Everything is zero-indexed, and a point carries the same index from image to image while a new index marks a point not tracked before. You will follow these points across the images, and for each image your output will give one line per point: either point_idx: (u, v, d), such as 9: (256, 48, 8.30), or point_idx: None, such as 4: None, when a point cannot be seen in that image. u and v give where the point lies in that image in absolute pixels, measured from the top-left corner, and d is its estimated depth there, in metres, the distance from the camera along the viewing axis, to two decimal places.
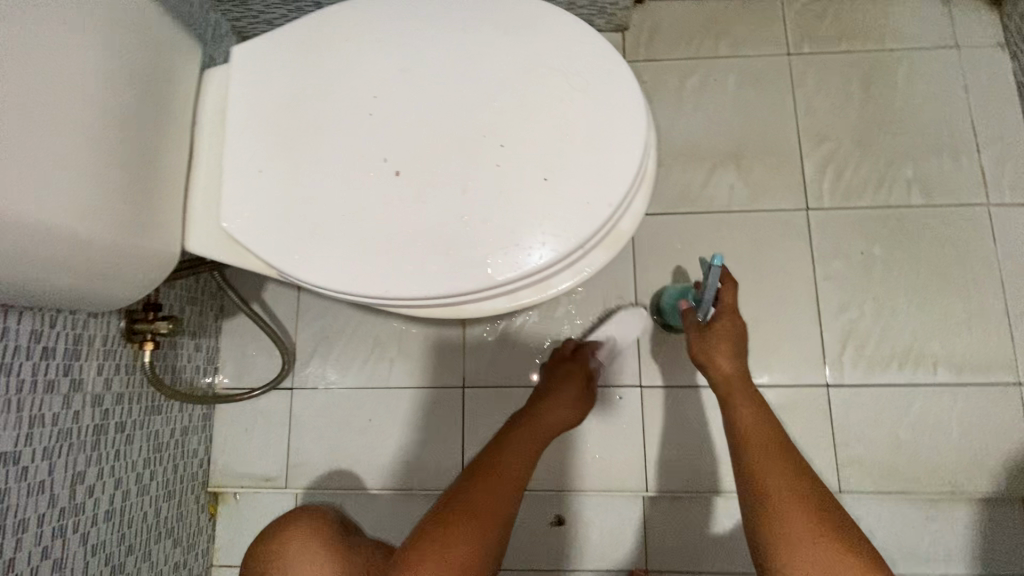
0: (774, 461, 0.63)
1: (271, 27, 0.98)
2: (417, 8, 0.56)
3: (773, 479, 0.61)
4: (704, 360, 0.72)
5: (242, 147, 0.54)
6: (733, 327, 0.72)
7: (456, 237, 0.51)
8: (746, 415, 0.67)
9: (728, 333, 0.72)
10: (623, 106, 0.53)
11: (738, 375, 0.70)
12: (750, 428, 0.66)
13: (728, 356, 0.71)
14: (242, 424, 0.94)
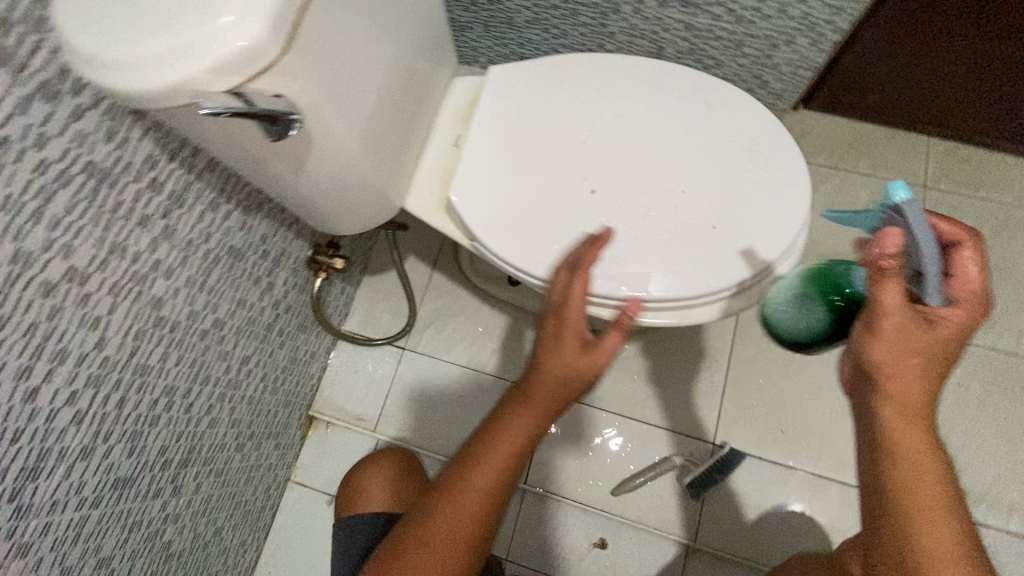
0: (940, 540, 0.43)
1: (474, 53, 1.16)
2: (640, 70, 0.70)
3: (946, 564, 0.42)
4: (887, 365, 0.44)
5: (478, 140, 0.68)
6: (958, 329, 0.44)
7: (630, 251, 0.62)
8: (922, 463, 0.44)
9: (949, 334, 0.44)
10: (792, 187, 0.64)
11: (924, 387, 0.44)
12: (909, 489, 0.44)
13: (919, 368, 0.44)
14: (354, 366, 1.08)
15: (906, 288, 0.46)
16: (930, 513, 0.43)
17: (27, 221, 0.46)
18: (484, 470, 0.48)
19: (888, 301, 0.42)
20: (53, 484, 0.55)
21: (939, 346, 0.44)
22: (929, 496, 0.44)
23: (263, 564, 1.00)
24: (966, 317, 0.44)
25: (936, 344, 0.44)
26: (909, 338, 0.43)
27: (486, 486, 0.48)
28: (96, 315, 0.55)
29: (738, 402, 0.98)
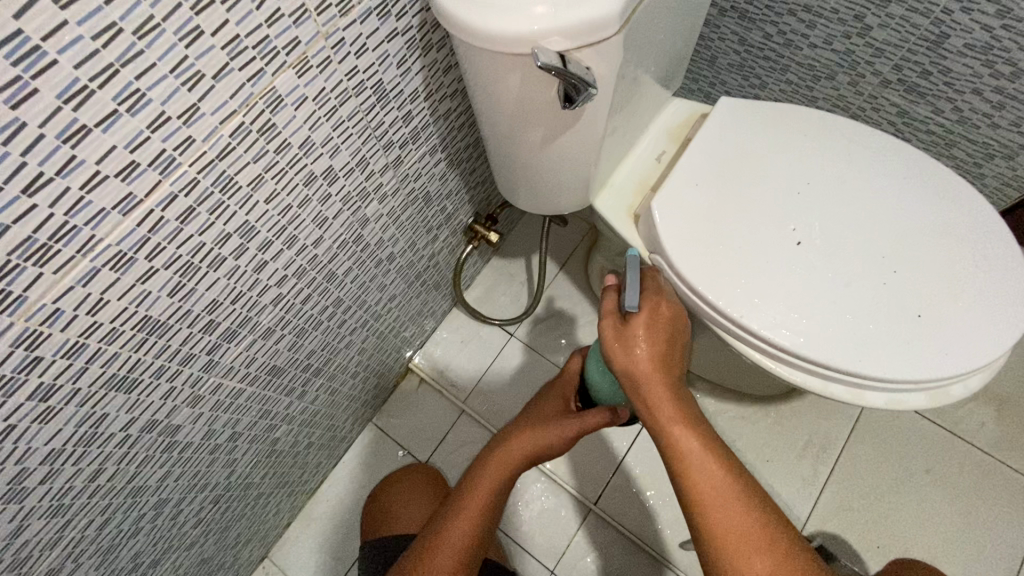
0: (714, 488, 0.47)
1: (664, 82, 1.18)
2: (873, 143, 0.70)
3: (725, 510, 0.46)
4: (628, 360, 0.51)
5: (693, 162, 0.70)
6: (666, 314, 0.53)
7: (822, 313, 0.62)
8: (695, 458, 0.48)
9: (654, 324, 0.52)
10: (1013, 301, 0.61)
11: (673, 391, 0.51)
12: (685, 454, 0.48)
13: (662, 371, 0.51)
14: (461, 337, 1.11)
15: (613, 302, 0.54)
16: (711, 501, 0.47)
17: (323, 115, 0.50)
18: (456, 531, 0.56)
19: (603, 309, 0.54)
20: (236, 352, 0.59)
21: (662, 344, 0.51)
22: (709, 488, 0.47)
23: (325, 490, 1.04)
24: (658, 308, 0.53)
25: (656, 340, 0.51)
26: (616, 338, 0.52)
27: (455, 545, 0.55)
28: (325, 216, 0.59)
29: (837, 502, 0.92)
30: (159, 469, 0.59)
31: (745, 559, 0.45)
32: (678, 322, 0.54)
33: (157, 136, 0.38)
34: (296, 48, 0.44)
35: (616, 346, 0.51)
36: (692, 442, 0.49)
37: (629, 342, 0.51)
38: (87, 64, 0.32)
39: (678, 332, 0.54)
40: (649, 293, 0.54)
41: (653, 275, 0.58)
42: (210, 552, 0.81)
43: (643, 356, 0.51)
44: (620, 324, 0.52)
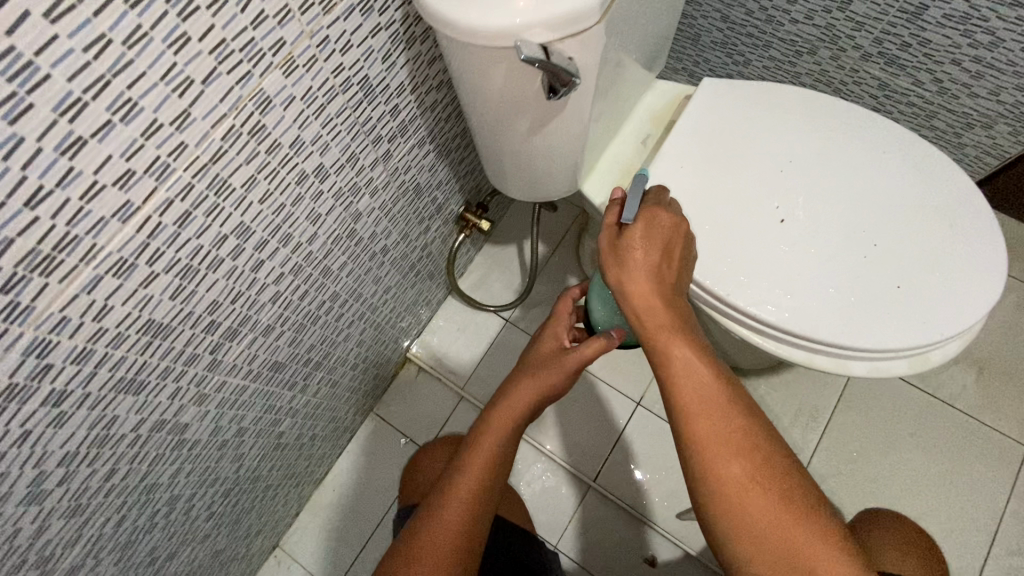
0: (702, 389, 0.48)
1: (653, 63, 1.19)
2: (852, 119, 0.71)
3: (709, 410, 0.47)
4: (623, 268, 0.51)
5: (676, 147, 0.72)
6: (664, 225, 0.52)
7: (804, 287, 0.64)
8: (683, 362, 0.48)
9: (652, 235, 0.52)
10: (988, 268, 0.63)
11: (667, 299, 0.50)
12: (674, 357, 0.49)
13: (656, 280, 0.51)
14: (457, 324, 1.13)
15: (612, 215, 0.55)
16: (697, 402, 0.47)
17: (312, 114, 0.51)
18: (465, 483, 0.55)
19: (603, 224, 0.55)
20: (239, 350, 0.60)
21: (657, 252, 0.51)
22: (694, 391, 0.48)
23: (330, 479, 1.06)
24: (656, 219, 0.53)
25: (652, 250, 0.51)
26: (613, 248, 0.53)
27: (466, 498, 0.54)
28: (318, 213, 0.59)
29: (829, 467, 0.96)
30: (170, 466, 0.61)
31: (721, 456, 0.46)
32: (678, 232, 0.53)
33: (152, 143, 0.39)
34: (283, 50, 0.44)
35: (611, 257, 0.52)
36: (683, 346, 0.49)
37: (624, 253, 0.52)
38: (79, 77, 0.33)
39: (679, 243, 0.53)
40: (648, 207, 0.55)
41: (657, 191, 0.58)
42: (224, 544, 0.83)
43: (637, 266, 0.51)
44: (616, 236, 0.53)
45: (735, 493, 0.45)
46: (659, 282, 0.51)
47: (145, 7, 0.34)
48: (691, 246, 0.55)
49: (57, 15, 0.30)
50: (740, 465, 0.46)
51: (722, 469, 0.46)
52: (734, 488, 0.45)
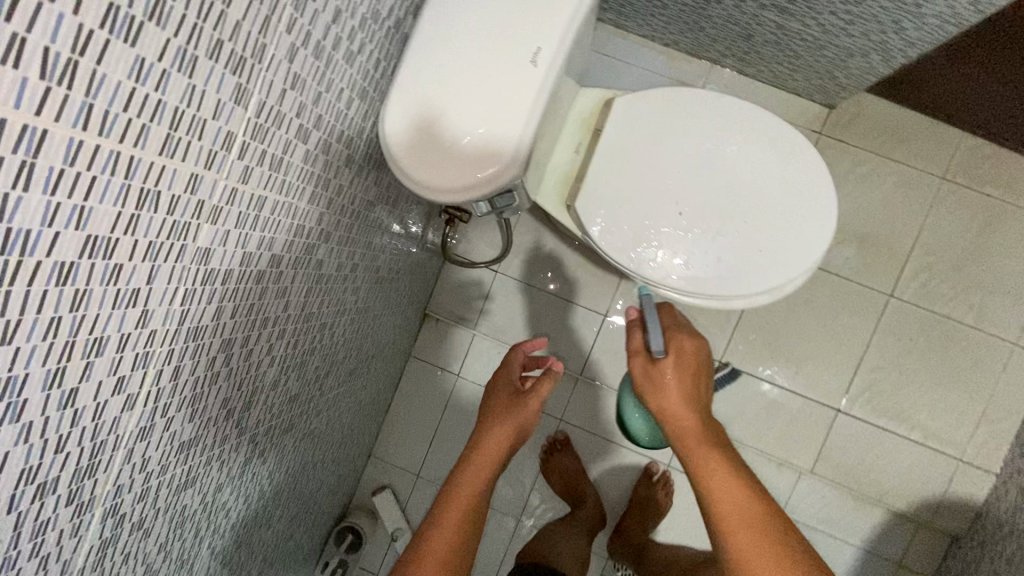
0: (728, 493, 0.74)
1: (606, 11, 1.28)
2: (732, 115, 0.92)
3: (736, 508, 0.73)
4: (658, 388, 0.82)
5: (600, 163, 0.93)
6: (688, 353, 0.82)
7: (698, 261, 0.92)
8: (716, 473, 0.75)
9: (678, 364, 0.81)
10: (822, 224, 0.91)
11: (691, 415, 0.80)
12: (707, 469, 0.76)
13: (685, 403, 0.81)
14: (458, 280, 1.44)
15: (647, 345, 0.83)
16: (724, 501, 0.74)
17: (344, 247, 0.75)
18: (469, 491, 0.88)
19: (636, 348, 0.84)
20: (332, 379, 0.92)
21: (684, 378, 0.81)
22: (724, 497, 0.74)
23: (394, 407, 1.48)
24: (684, 350, 0.82)
25: (683, 378, 0.81)
26: (654, 375, 0.82)
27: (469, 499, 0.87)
28: (358, 287, 0.86)
29: (742, 335, 1.36)
30: (311, 449, 0.98)
31: (753, 550, 0.70)
32: (696, 354, 0.83)
33: (277, 328, 0.65)
34: (324, 234, 0.67)
35: (649, 379, 0.82)
36: (715, 462, 0.76)
37: (662, 380, 0.81)
38: (246, 326, 0.58)
39: (697, 364, 0.83)
40: (672, 336, 0.83)
41: (672, 319, 0.87)
42: (342, 466, 1.26)
43: (669, 388, 0.81)
44: (648, 362, 0.83)
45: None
46: (686, 399, 0.81)
47: (264, 278, 0.58)
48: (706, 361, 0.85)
49: (234, 313, 0.55)
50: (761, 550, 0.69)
51: (749, 557, 0.69)
52: None
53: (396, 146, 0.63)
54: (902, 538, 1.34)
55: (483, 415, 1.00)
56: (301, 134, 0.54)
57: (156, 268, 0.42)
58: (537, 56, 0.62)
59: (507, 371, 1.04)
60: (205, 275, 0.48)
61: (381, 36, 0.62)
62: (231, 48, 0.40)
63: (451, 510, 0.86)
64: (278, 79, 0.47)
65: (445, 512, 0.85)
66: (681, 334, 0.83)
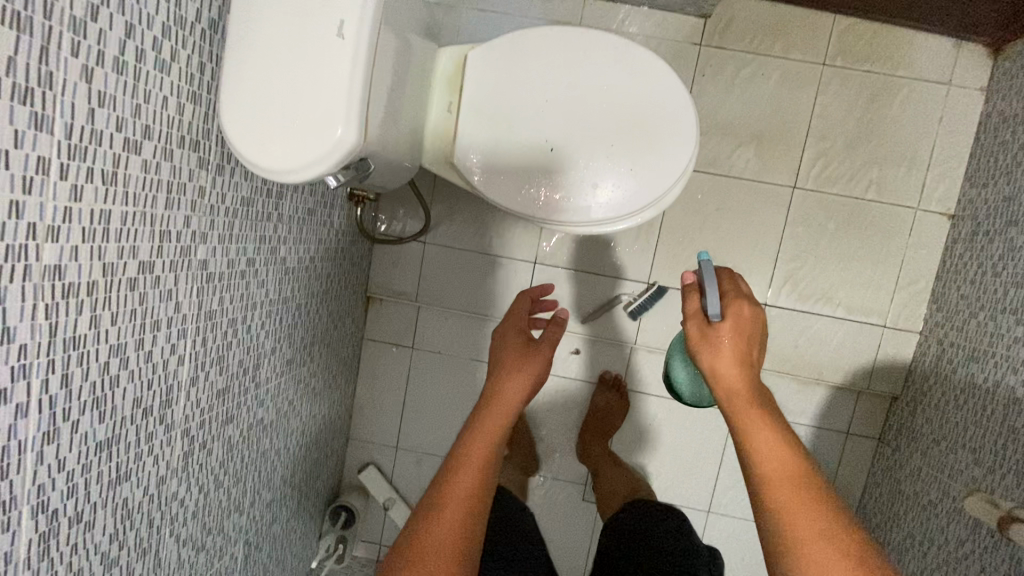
0: (782, 468, 0.72)
1: None
2: (581, 46, 0.96)
3: (785, 478, 0.72)
4: (714, 353, 0.80)
5: (468, 117, 0.98)
6: (746, 315, 0.80)
7: (577, 190, 0.98)
8: (769, 442, 0.74)
9: (736, 326, 0.80)
10: (685, 130, 0.96)
11: (748, 382, 0.78)
12: (761, 439, 0.75)
13: (741, 370, 0.79)
14: (390, 257, 1.49)
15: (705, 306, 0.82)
16: (774, 469, 0.73)
17: (231, 245, 0.80)
18: (484, 441, 0.86)
19: (692, 310, 0.84)
20: (266, 370, 0.99)
21: (740, 342, 0.79)
22: (774, 462, 0.73)
23: (360, 389, 1.56)
24: (748, 310, 0.81)
25: (738, 342, 0.80)
26: (711, 338, 0.81)
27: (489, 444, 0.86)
28: (264, 280, 0.92)
29: (665, 254, 1.42)
30: (267, 438, 1.05)
31: (800, 525, 0.69)
32: (755, 319, 0.81)
33: (173, 329, 0.71)
34: (199, 234, 0.73)
35: (702, 343, 0.81)
36: (767, 430, 0.75)
37: (717, 346, 0.80)
38: (135, 332, 0.64)
39: (755, 332, 0.81)
40: (732, 297, 0.82)
41: (730, 283, 0.85)
42: (315, 451, 1.34)
43: (722, 352, 0.79)
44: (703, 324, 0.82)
45: (807, 551, 0.67)
46: (741, 367, 0.79)
47: (139, 285, 0.63)
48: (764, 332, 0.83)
49: (115, 320, 0.61)
50: (813, 522, 0.69)
51: (796, 528, 0.69)
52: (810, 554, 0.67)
53: (237, 139, 0.67)
54: (844, 408, 1.45)
55: (494, 366, 1.01)
56: (129, 146, 0.58)
57: (4, 289, 0.47)
58: (342, 28, 0.67)
59: (517, 316, 1.09)
60: (64, 289, 0.53)
61: (196, 40, 0.65)
62: (12, 82, 0.45)
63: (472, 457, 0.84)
64: (79, 101, 0.51)
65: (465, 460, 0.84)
66: (742, 296, 0.82)
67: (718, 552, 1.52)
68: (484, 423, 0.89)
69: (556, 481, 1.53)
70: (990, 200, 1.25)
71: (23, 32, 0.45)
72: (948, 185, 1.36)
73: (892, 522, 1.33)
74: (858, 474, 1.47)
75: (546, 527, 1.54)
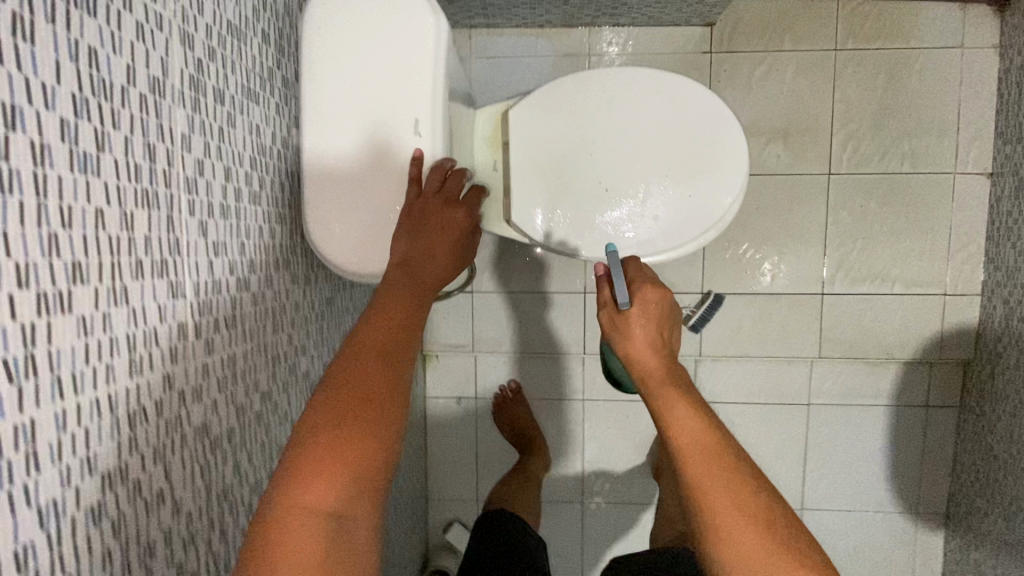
0: (708, 464, 0.61)
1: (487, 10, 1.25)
2: (617, 84, 0.96)
3: (711, 473, 0.61)
4: (625, 341, 0.70)
5: (518, 174, 0.98)
6: (651, 299, 0.71)
7: (638, 227, 0.97)
8: (687, 428, 0.63)
9: (644, 309, 0.71)
10: (735, 149, 0.96)
11: (660, 364, 0.68)
12: (681, 427, 0.63)
13: (652, 350, 0.69)
14: (440, 312, 1.48)
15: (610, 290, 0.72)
16: (694, 455, 0.62)
17: (324, 348, 0.80)
18: (367, 370, 0.57)
19: (602, 297, 0.74)
20: None
21: (652, 324, 0.70)
22: (693, 448, 0.62)
23: (431, 449, 1.54)
24: (652, 291, 0.72)
25: (649, 326, 0.70)
26: (621, 322, 0.71)
27: (374, 368, 0.58)
28: None
29: (713, 262, 1.41)
30: None
31: (730, 521, 0.58)
32: (664, 302, 0.72)
33: None
34: (301, 346, 0.72)
35: (614, 332, 0.71)
36: (684, 414, 0.64)
37: (625, 332, 0.70)
38: (266, 463, 0.64)
39: (666, 312, 0.72)
40: (637, 284, 0.73)
41: (636, 271, 0.77)
42: (401, 520, 1.33)
43: (633, 336, 0.70)
44: (613, 313, 0.72)
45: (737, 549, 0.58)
46: (658, 350, 0.69)
47: (263, 416, 0.63)
48: (677, 312, 0.74)
49: (251, 458, 0.60)
50: (738, 514, 0.59)
51: (726, 525, 0.59)
52: (744, 550, 0.58)
53: (340, 256, 0.72)
54: (918, 382, 1.43)
55: (409, 235, 0.67)
56: (241, 284, 0.58)
57: (168, 464, 0.47)
58: (418, 125, 0.70)
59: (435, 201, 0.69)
60: (212, 443, 0.53)
61: (274, 163, 0.66)
62: (151, 259, 0.45)
63: (356, 389, 0.56)
64: (200, 256, 0.51)
65: (343, 402, 0.55)
66: (648, 282, 0.73)
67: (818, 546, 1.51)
68: (370, 339, 0.59)
69: (612, 505, 1.50)
70: None
71: (153, 207, 0.45)
72: (981, 145, 1.36)
73: (989, 489, 1.32)
74: (944, 444, 1.46)
75: (597, 549, 1.51)
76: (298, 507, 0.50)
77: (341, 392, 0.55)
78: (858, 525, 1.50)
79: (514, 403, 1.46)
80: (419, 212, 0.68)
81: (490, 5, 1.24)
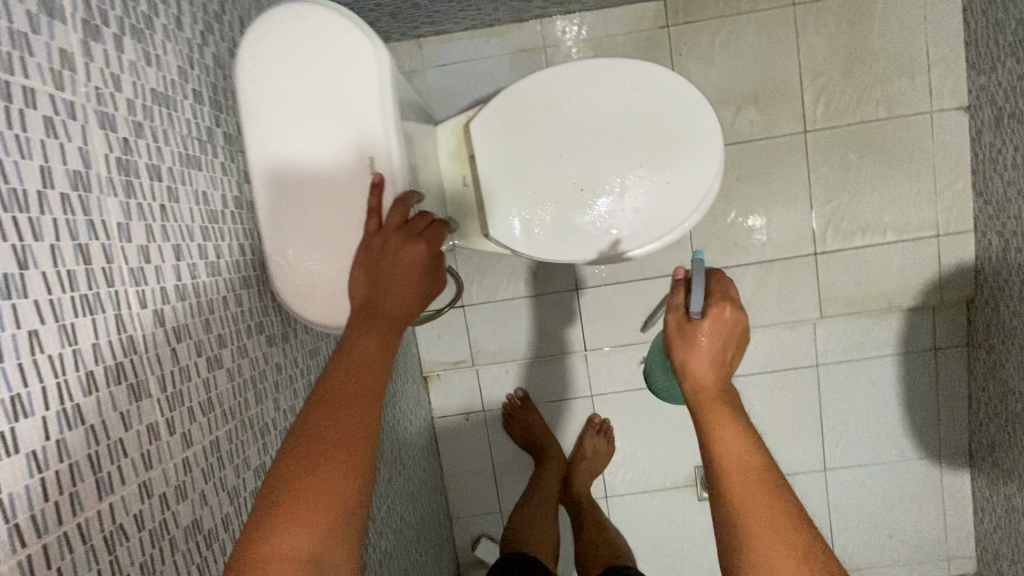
0: (763, 511, 0.53)
1: (431, 17, 1.21)
2: (576, 79, 0.93)
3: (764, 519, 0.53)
4: (694, 357, 0.60)
5: (490, 187, 0.95)
6: (726, 319, 0.60)
7: (622, 222, 0.94)
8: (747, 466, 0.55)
9: (718, 325, 0.61)
10: (708, 127, 0.92)
11: (722, 386, 0.59)
12: (738, 464, 0.55)
13: (714, 369, 0.60)
14: (434, 331, 1.45)
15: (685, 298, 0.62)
16: (750, 496, 0.54)
17: None
18: (335, 419, 0.50)
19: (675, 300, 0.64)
20: None
21: (722, 345, 0.60)
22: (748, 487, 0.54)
23: (447, 468, 1.52)
24: (733, 305, 0.61)
25: (718, 346, 0.60)
26: (694, 333, 0.60)
27: (342, 416, 0.51)
28: None
29: (701, 239, 1.39)
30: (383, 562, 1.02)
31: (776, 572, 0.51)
32: (739, 326, 0.61)
33: None
34: (289, 408, 0.70)
35: (677, 342, 0.61)
36: (745, 451, 0.56)
37: (688, 343, 0.60)
38: None
39: (740, 334, 0.61)
40: (715, 298, 0.62)
41: (721, 278, 0.66)
42: (426, 548, 1.32)
43: (700, 352, 0.60)
44: (682, 322, 0.62)
45: None
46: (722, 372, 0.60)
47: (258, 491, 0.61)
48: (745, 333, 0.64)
49: None
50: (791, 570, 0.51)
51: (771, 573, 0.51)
52: None
53: (310, 307, 0.69)
54: (923, 326, 1.42)
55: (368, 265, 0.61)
56: (213, 363, 0.55)
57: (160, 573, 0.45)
58: (374, 163, 0.67)
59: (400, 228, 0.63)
60: (205, 536, 0.51)
61: (229, 226, 0.63)
62: (105, 366, 0.42)
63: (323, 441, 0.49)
64: (161, 346, 0.48)
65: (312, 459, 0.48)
66: (729, 295, 0.63)
67: (846, 503, 1.51)
68: (334, 384, 0.53)
69: (633, 495, 1.49)
70: (1002, 81, 1.21)
71: (98, 311, 0.42)
72: (955, 78, 1.33)
73: (1007, 424, 1.30)
74: (957, 383, 1.44)
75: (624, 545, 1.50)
76: (273, 557, 0.44)
77: (322, 432, 0.50)
78: (882, 476, 1.49)
79: (522, 412, 1.44)
80: (379, 242, 0.62)
81: (433, 12, 1.19)
